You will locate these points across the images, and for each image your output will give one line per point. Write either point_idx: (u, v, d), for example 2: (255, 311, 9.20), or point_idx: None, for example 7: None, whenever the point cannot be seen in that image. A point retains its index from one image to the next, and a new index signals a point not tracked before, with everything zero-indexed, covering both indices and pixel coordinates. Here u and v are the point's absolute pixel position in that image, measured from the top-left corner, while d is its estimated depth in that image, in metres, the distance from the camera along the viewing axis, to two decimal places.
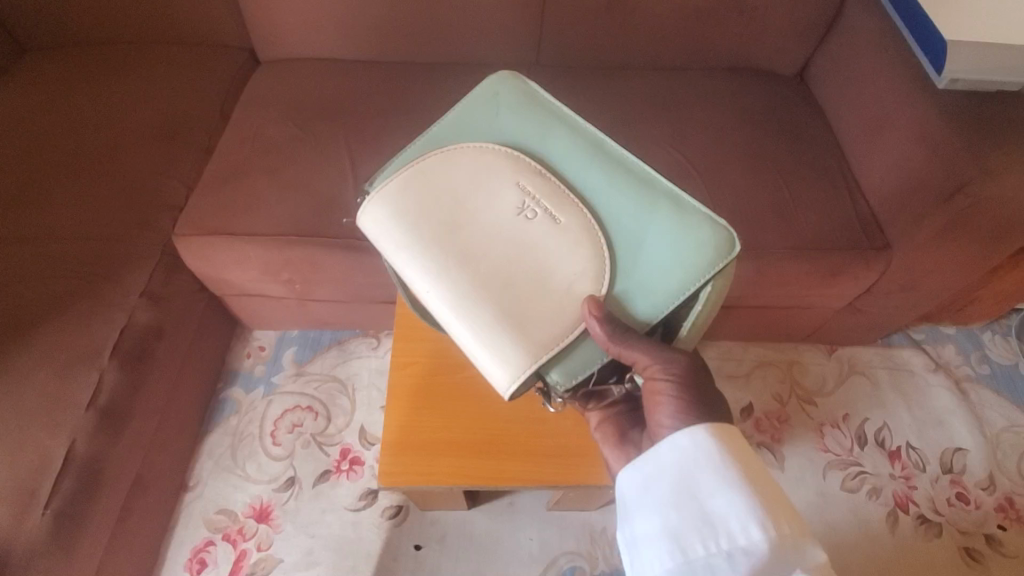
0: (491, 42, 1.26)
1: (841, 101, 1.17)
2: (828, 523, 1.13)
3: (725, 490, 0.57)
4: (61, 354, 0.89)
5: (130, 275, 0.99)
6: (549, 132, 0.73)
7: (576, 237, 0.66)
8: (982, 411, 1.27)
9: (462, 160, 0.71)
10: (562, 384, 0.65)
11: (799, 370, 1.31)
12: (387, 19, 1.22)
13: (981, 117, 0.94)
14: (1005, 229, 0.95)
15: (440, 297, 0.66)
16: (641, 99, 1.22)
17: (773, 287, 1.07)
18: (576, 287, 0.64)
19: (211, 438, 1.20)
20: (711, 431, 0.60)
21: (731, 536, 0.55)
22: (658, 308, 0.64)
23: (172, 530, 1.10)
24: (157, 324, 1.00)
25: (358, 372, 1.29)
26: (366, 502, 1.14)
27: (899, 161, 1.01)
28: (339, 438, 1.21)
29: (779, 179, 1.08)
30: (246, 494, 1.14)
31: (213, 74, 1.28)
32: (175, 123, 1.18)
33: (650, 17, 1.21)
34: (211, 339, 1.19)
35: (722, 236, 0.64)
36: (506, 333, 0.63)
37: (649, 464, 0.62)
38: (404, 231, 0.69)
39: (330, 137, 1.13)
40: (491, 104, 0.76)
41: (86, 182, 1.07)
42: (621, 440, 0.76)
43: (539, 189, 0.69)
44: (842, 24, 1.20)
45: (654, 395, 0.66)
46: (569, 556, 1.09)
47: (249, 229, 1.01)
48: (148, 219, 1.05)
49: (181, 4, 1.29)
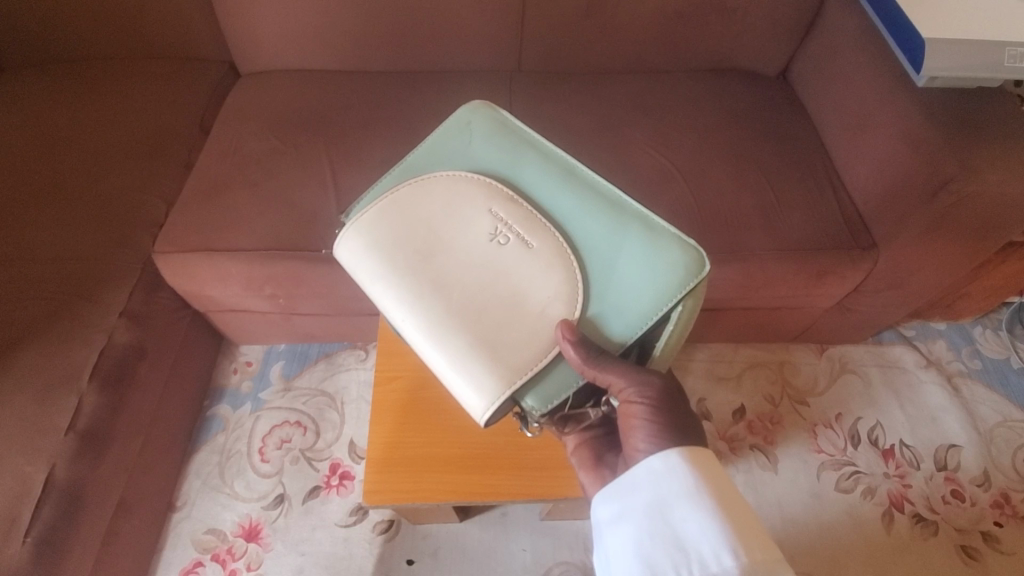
0: (475, 50, 1.26)
1: (823, 101, 1.17)
2: (824, 525, 1.12)
3: (696, 513, 0.56)
4: (40, 379, 0.88)
5: (109, 295, 0.98)
6: (519, 158, 0.72)
7: (548, 261, 0.65)
8: (973, 406, 1.27)
9: (436, 189, 0.71)
10: (538, 409, 0.63)
11: (790, 370, 1.31)
12: (370, 27, 1.21)
13: (962, 115, 0.94)
14: (991, 222, 0.95)
15: (415, 326, 0.66)
16: (624, 103, 1.21)
17: (761, 290, 1.06)
18: (550, 310, 0.63)
19: (199, 456, 1.19)
20: (685, 455, 0.60)
21: (703, 563, 0.54)
22: (631, 329, 0.63)
23: (160, 551, 1.09)
24: (139, 344, 0.98)
25: (346, 386, 1.27)
26: (357, 518, 1.13)
27: (884, 160, 1.01)
28: (329, 453, 1.19)
29: (763, 180, 1.08)
30: (234, 513, 1.13)
31: (191, 87, 1.27)
32: (153, 139, 1.17)
33: (632, 21, 1.21)
34: (196, 356, 1.18)
35: (692, 256, 0.63)
36: (480, 360, 0.63)
37: (623, 489, 0.61)
38: (379, 261, 0.69)
39: (311, 149, 1.12)
40: (464, 133, 0.75)
41: (63, 202, 1.06)
42: (597, 464, 0.75)
43: (511, 214, 0.68)
44: (822, 24, 1.20)
45: (629, 418, 0.64)
46: (563, 566, 1.08)
47: (228, 247, 0.99)
48: (125, 238, 1.03)
49: (154, 14, 1.27)
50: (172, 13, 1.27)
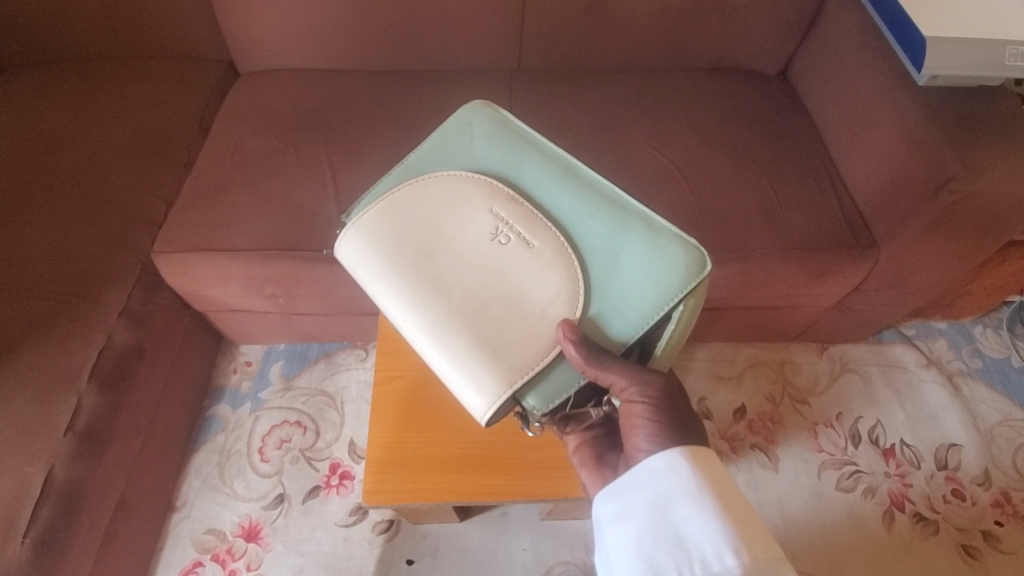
0: (475, 49, 1.25)
1: (823, 100, 1.17)
2: (824, 524, 1.12)
3: (698, 512, 0.56)
4: (38, 379, 0.87)
5: (108, 295, 0.97)
6: (520, 158, 0.71)
7: (549, 260, 0.65)
8: (974, 405, 1.27)
9: (437, 189, 0.71)
10: (539, 409, 0.63)
11: (791, 369, 1.30)
12: (369, 26, 1.21)
13: (963, 114, 0.94)
14: (992, 221, 0.95)
15: (416, 326, 0.65)
16: (624, 102, 1.21)
17: (762, 289, 1.06)
18: (551, 310, 0.63)
19: (198, 456, 1.19)
20: (686, 455, 0.59)
21: (704, 563, 0.54)
22: (632, 328, 0.63)
23: (160, 551, 1.08)
24: (138, 344, 0.98)
25: (346, 385, 1.27)
26: (357, 518, 1.12)
27: (884, 160, 1.01)
28: (328, 453, 1.19)
29: (764, 179, 1.08)
30: (234, 513, 1.12)
31: (190, 86, 1.27)
32: (152, 138, 1.16)
33: (632, 19, 1.21)
34: (196, 355, 1.17)
35: (693, 255, 0.62)
36: (481, 359, 0.62)
37: (624, 489, 0.61)
38: (380, 261, 0.68)
39: (311, 148, 1.11)
40: (465, 133, 0.75)
41: (62, 202, 1.05)
42: (598, 464, 0.75)
43: (512, 214, 0.67)
44: (822, 23, 1.20)
45: (630, 417, 0.64)
46: (564, 566, 1.07)
47: (227, 246, 0.99)
48: (125, 238, 1.03)
49: (153, 13, 1.27)
50: (170, 12, 1.27)
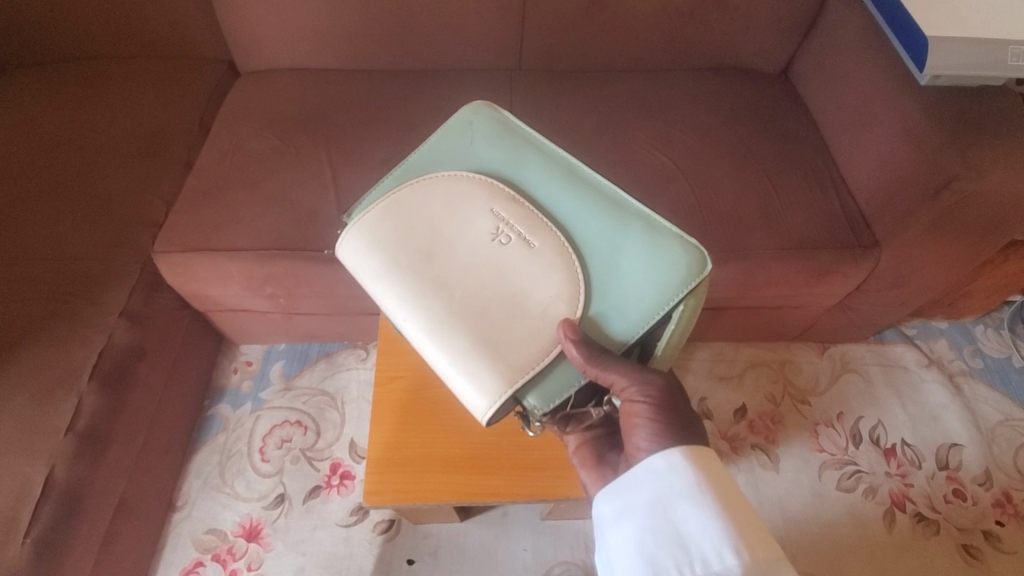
0: (476, 48, 1.25)
1: (825, 100, 1.16)
2: (825, 524, 1.12)
3: (698, 511, 0.56)
4: (39, 379, 0.87)
5: (108, 295, 0.97)
6: (521, 158, 0.71)
7: (550, 260, 0.65)
8: (975, 405, 1.26)
9: (437, 189, 0.70)
10: (539, 409, 0.63)
11: (792, 369, 1.30)
12: (370, 26, 1.20)
13: (965, 113, 0.94)
14: (993, 221, 0.94)
15: (417, 326, 0.65)
16: (625, 102, 1.20)
17: (763, 288, 1.05)
18: (552, 310, 0.63)
19: (199, 456, 1.19)
20: (687, 455, 0.59)
21: (705, 562, 0.54)
22: (632, 328, 0.62)
23: (160, 551, 1.08)
24: (138, 344, 0.98)
25: (346, 385, 1.27)
26: (357, 518, 1.12)
27: (885, 160, 1.00)
28: (329, 453, 1.19)
29: (765, 178, 1.07)
30: (235, 513, 1.13)
31: (190, 86, 1.27)
32: (152, 138, 1.16)
33: (633, 19, 1.20)
34: (196, 355, 1.17)
35: (694, 255, 0.62)
36: (482, 359, 0.62)
37: (625, 488, 0.61)
38: (381, 261, 0.68)
39: (311, 148, 1.11)
40: (465, 134, 0.75)
41: (63, 202, 1.05)
42: (598, 463, 0.74)
43: (513, 214, 0.67)
44: (824, 22, 1.20)
45: (630, 417, 0.64)
46: (564, 566, 1.07)
47: (228, 246, 0.99)
48: (125, 238, 1.03)
49: (153, 13, 1.26)
50: (170, 11, 1.26)
